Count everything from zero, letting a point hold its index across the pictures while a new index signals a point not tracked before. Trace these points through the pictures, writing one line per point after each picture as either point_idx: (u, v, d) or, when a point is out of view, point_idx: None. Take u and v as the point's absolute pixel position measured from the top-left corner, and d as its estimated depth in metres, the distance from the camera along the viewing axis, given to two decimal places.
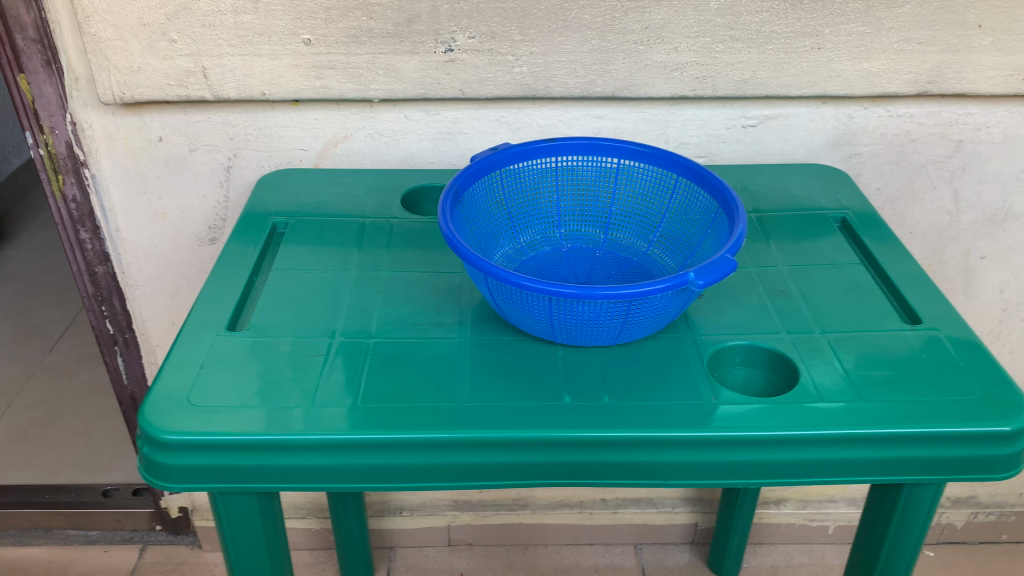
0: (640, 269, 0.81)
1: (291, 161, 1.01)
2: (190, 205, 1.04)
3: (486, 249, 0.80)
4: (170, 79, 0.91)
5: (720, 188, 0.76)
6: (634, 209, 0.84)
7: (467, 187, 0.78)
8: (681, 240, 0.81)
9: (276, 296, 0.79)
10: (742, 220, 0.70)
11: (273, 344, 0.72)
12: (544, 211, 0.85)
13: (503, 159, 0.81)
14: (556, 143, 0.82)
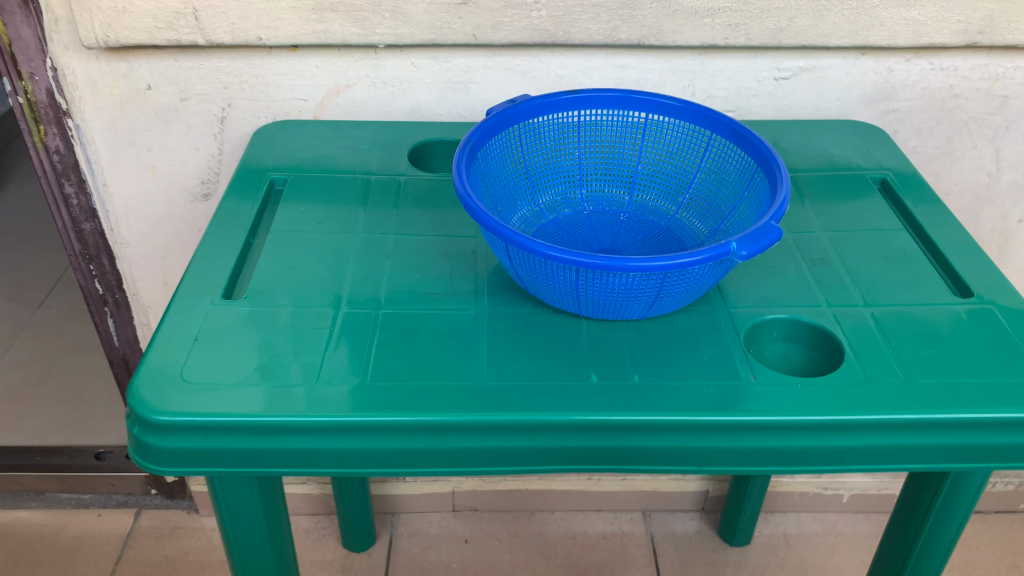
0: (669, 235, 0.75)
1: (289, 112, 0.95)
2: (181, 158, 0.98)
3: (504, 211, 0.74)
4: (158, 21, 0.84)
5: (759, 147, 0.70)
6: (663, 169, 0.78)
7: (484, 143, 0.72)
8: (714, 203, 0.75)
9: (276, 259, 0.74)
10: (786, 182, 0.65)
11: (273, 313, 0.67)
12: (566, 170, 0.79)
13: (522, 113, 0.75)
14: (580, 95, 0.76)
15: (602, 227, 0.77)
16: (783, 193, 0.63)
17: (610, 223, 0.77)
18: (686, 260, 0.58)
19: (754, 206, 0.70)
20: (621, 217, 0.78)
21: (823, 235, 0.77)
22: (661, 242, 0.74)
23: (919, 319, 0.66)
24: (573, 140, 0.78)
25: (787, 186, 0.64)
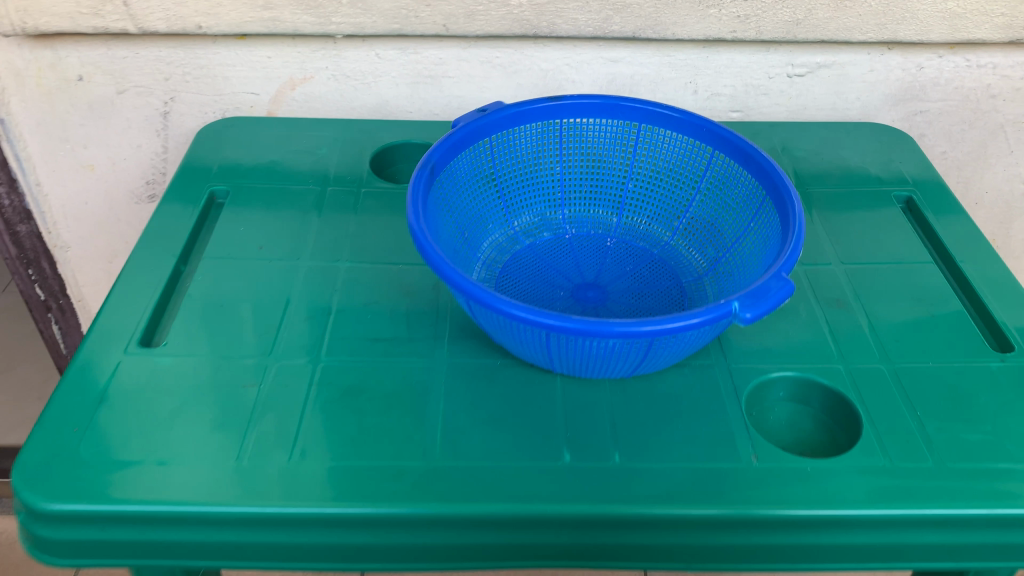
0: (661, 267, 0.66)
1: (240, 106, 0.84)
2: (121, 156, 0.88)
3: (473, 237, 0.65)
4: (82, 7, 0.73)
5: (768, 172, 0.59)
6: (656, 188, 0.68)
7: (448, 161, 0.62)
8: (714, 230, 0.65)
9: (207, 293, 0.63)
10: (799, 222, 0.54)
11: (197, 366, 0.57)
12: (546, 187, 0.70)
13: (494, 124, 0.64)
14: (562, 102, 0.65)
15: (585, 255, 0.67)
16: (795, 235, 0.53)
17: (595, 250, 0.68)
18: (678, 325, 0.48)
19: (760, 241, 0.60)
20: (607, 243, 0.69)
21: (839, 270, 0.67)
22: (652, 275, 0.65)
23: (948, 383, 0.57)
24: (554, 153, 0.68)
25: (800, 226, 0.54)
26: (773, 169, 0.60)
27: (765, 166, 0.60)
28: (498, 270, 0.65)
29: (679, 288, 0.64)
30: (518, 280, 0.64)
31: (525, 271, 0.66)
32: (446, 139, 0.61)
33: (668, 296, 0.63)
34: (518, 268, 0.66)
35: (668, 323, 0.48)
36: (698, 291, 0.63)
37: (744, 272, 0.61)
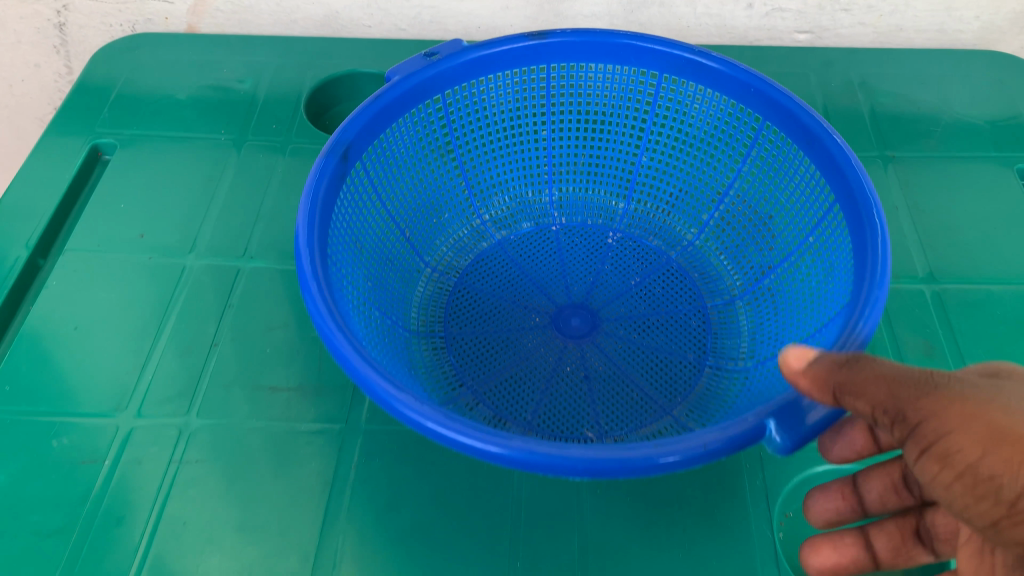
0: (677, 279, 0.50)
1: (150, 17, 0.65)
2: (17, 79, 0.69)
3: (421, 237, 0.49)
4: None
5: (839, 165, 0.39)
6: (677, 165, 0.51)
7: (377, 134, 0.43)
8: (753, 235, 0.48)
9: (59, 308, 0.47)
10: (881, 264, 0.34)
11: (26, 431, 0.41)
12: (529, 157, 0.52)
13: (447, 75, 0.45)
14: (547, 42, 0.45)
15: (575, 257, 0.51)
16: (877, 284, 0.33)
17: (590, 250, 0.52)
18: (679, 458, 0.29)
19: (819, 272, 0.41)
20: (608, 240, 0.52)
21: (926, 290, 0.48)
22: (664, 293, 0.49)
23: None
24: (540, 110, 0.50)
25: (884, 270, 0.34)
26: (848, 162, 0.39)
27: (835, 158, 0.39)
28: (455, 280, 0.50)
29: (698, 314, 0.48)
30: (480, 298, 0.49)
31: (492, 280, 0.50)
32: (369, 108, 0.42)
33: (682, 327, 0.47)
34: (483, 276, 0.51)
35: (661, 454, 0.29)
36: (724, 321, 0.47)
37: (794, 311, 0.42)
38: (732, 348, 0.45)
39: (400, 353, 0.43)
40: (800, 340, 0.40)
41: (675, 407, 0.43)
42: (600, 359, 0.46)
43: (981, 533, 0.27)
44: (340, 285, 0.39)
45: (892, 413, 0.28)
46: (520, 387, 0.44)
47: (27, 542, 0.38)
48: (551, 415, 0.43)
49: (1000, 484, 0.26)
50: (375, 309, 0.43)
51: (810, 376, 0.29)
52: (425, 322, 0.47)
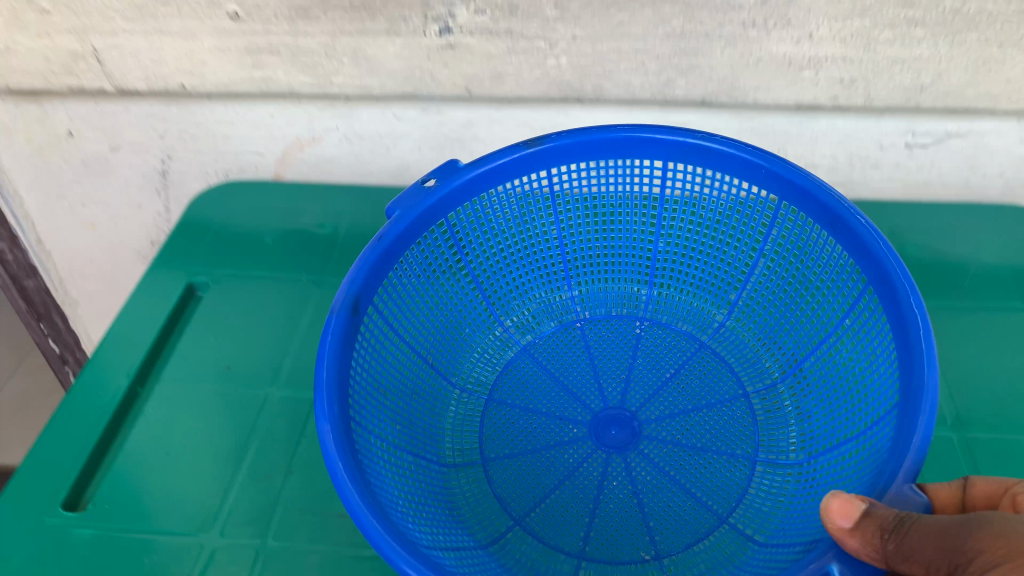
0: (713, 367, 0.54)
1: (243, 167, 0.73)
2: (122, 216, 0.79)
3: (440, 358, 0.54)
4: (53, 65, 0.64)
5: (871, 250, 0.44)
6: (694, 250, 0.57)
7: (380, 279, 0.48)
8: (785, 315, 0.53)
9: (158, 433, 0.52)
10: (927, 339, 0.39)
11: (122, 546, 0.46)
12: (542, 257, 0.58)
13: (449, 198, 0.50)
14: (542, 147, 0.50)
15: (609, 351, 0.56)
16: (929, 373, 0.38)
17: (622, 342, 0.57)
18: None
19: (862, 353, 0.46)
20: (636, 329, 0.57)
21: (957, 439, 0.50)
22: (703, 384, 0.54)
23: None
24: (545, 215, 0.55)
25: (931, 348, 0.38)
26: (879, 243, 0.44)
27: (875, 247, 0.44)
28: (484, 398, 0.54)
29: (739, 404, 0.52)
30: (515, 406, 0.54)
31: (527, 389, 0.55)
32: (368, 261, 0.47)
33: (727, 421, 0.52)
34: (524, 375, 0.55)
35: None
36: (770, 408, 0.52)
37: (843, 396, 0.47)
38: (777, 441, 0.50)
39: (439, 493, 0.47)
40: (852, 438, 0.45)
41: (728, 508, 0.47)
42: (648, 466, 0.50)
43: None
44: (367, 448, 0.43)
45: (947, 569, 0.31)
46: (573, 509, 0.48)
47: None
48: (614, 532, 0.47)
49: None
50: (405, 454, 0.47)
51: (859, 539, 0.32)
52: (460, 451, 0.51)
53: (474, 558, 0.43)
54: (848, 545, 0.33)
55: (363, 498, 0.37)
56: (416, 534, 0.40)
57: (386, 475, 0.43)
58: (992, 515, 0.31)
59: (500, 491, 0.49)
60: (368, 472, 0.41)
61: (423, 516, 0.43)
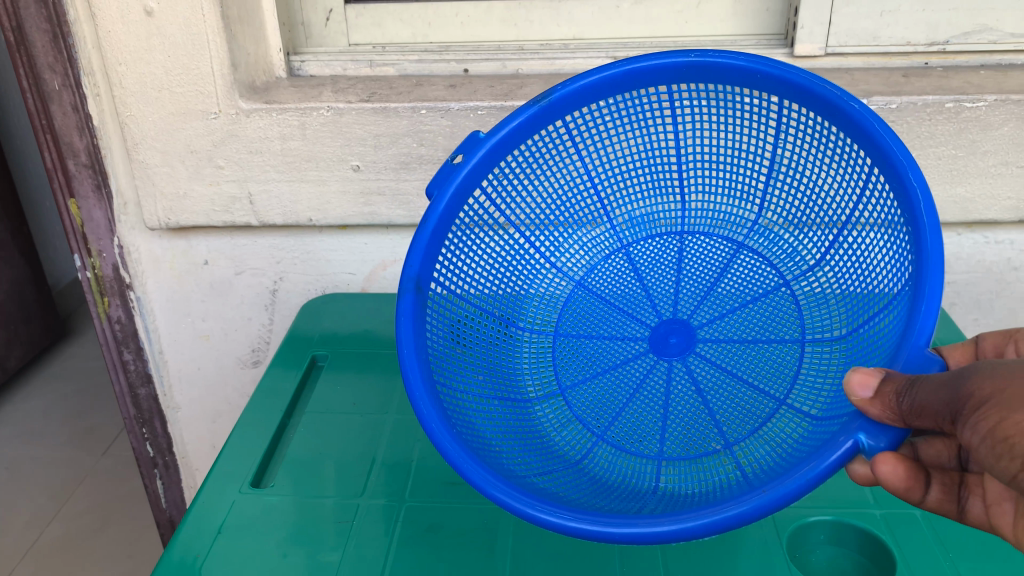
0: (757, 262, 0.78)
1: (337, 284, 0.97)
2: (233, 328, 1.01)
3: (508, 313, 0.77)
4: (215, 206, 0.89)
5: (871, 131, 0.59)
6: (715, 169, 0.76)
7: (436, 246, 0.65)
8: (798, 212, 0.73)
9: (307, 446, 0.72)
10: (937, 243, 0.54)
11: (298, 504, 0.65)
12: (582, 204, 0.78)
13: (480, 163, 0.66)
14: (550, 98, 0.65)
15: (651, 265, 0.81)
16: (934, 259, 0.54)
17: (673, 261, 0.81)
18: (786, 495, 0.51)
19: (869, 247, 0.66)
20: (681, 239, 0.80)
21: None
22: (750, 286, 0.78)
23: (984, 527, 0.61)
24: (574, 154, 0.74)
25: (936, 244, 0.54)
26: (873, 119, 0.59)
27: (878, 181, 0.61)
28: (550, 334, 0.79)
29: (782, 294, 0.76)
30: (593, 339, 0.79)
31: (597, 314, 0.80)
32: (423, 247, 0.64)
33: (778, 310, 0.76)
34: (589, 307, 0.80)
35: (768, 496, 0.51)
36: (807, 294, 0.74)
37: (860, 266, 0.68)
38: (819, 323, 0.72)
39: (533, 426, 0.71)
40: (875, 313, 0.63)
41: (783, 390, 0.70)
42: (712, 367, 0.76)
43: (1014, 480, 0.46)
44: (460, 411, 0.66)
45: (950, 418, 0.48)
46: (634, 411, 0.74)
47: (304, 558, 0.60)
48: (687, 429, 0.72)
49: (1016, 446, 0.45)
50: (489, 402, 0.70)
51: (883, 402, 0.51)
52: (540, 389, 0.75)
53: (565, 472, 0.66)
54: (872, 412, 0.52)
55: (439, 424, 0.58)
56: (512, 467, 0.63)
57: (486, 428, 0.67)
58: (978, 368, 0.48)
59: (590, 409, 0.74)
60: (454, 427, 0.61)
61: (518, 449, 0.67)
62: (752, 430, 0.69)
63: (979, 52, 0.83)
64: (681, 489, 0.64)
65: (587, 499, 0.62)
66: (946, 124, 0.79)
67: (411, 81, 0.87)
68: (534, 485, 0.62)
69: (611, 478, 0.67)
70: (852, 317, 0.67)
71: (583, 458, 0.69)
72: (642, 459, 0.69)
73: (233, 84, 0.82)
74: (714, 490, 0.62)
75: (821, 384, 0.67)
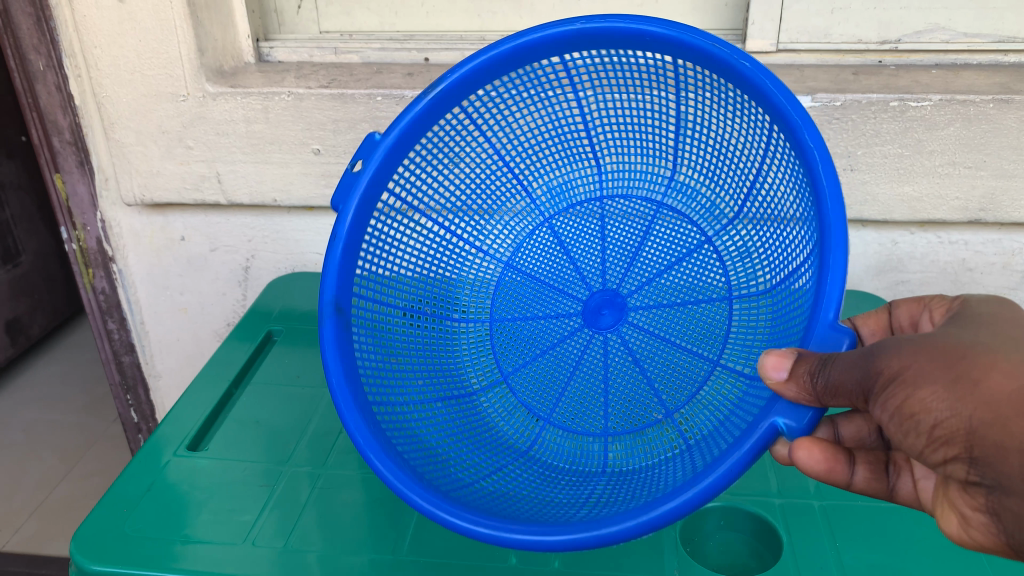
0: (676, 220, 0.80)
1: (307, 263, 1.02)
2: (209, 302, 1.06)
3: (439, 308, 0.79)
4: (187, 183, 0.93)
5: (768, 93, 0.57)
6: (625, 138, 0.77)
7: (350, 260, 0.66)
8: (714, 178, 0.74)
9: (244, 416, 0.76)
10: (837, 205, 0.53)
11: (227, 467, 0.69)
12: (499, 183, 0.80)
13: (381, 165, 0.66)
14: (440, 88, 0.65)
15: (581, 236, 0.83)
16: (835, 226, 0.52)
17: (597, 232, 0.83)
18: (712, 488, 0.50)
19: (779, 202, 0.65)
20: (600, 204, 0.82)
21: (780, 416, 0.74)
22: (675, 247, 0.80)
23: (876, 519, 0.62)
24: (486, 136, 0.75)
25: (834, 209, 0.53)
26: (767, 78, 0.57)
27: (776, 135, 0.61)
28: (487, 322, 0.81)
29: (705, 251, 0.78)
30: (531, 321, 0.82)
31: (531, 290, 0.83)
32: (336, 267, 0.64)
33: (702, 267, 0.78)
34: (523, 289, 0.83)
35: (698, 489, 0.50)
36: (725, 246, 0.76)
37: (776, 230, 0.68)
38: (737, 279, 0.74)
39: (478, 421, 0.73)
40: (794, 277, 0.63)
41: (716, 350, 0.73)
42: (645, 335, 0.80)
43: (922, 453, 0.46)
44: (402, 429, 0.66)
45: (864, 398, 0.47)
46: (585, 398, 0.77)
47: (226, 516, 0.64)
48: (628, 401, 0.75)
49: (919, 420, 0.45)
50: (431, 403, 0.72)
51: (798, 386, 0.49)
52: (483, 379, 0.78)
53: (515, 465, 0.69)
54: (787, 395, 0.50)
55: (360, 425, 0.59)
56: (460, 471, 0.66)
57: (425, 431, 0.69)
58: (886, 345, 0.47)
59: (534, 394, 0.77)
60: (391, 443, 0.63)
61: (466, 447, 0.69)
62: (690, 395, 0.72)
63: (932, 51, 0.83)
64: (628, 465, 0.68)
65: (536, 493, 0.65)
66: (891, 122, 0.79)
67: (372, 68, 0.91)
68: (482, 491, 0.64)
69: (558, 463, 0.70)
70: (774, 272, 0.68)
71: (530, 446, 0.72)
72: (589, 438, 0.73)
73: (200, 68, 0.86)
74: (658, 464, 0.65)
75: (750, 340, 0.69)
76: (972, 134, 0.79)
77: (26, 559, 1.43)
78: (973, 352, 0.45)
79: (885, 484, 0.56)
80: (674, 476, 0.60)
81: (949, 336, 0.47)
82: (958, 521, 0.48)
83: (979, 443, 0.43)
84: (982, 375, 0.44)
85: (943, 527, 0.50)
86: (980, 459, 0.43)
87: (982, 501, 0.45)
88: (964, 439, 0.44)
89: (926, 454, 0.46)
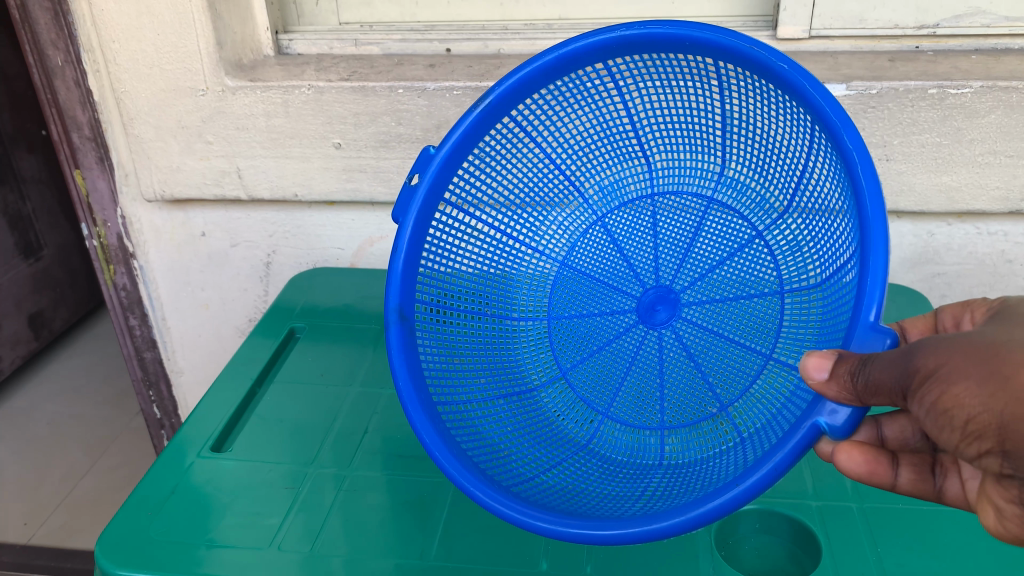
0: (729, 215, 0.76)
1: (328, 259, 1.01)
2: (231, 298, 1.05)
3: (498, 308, 0.77)
4: (206, 179, 0.92)
5: (805, 94, 0.54)
6: (675, 139, 0.74)
7: (411, 273, 0.66)
8: (761, 175, 0.71)
9: (265, 416, 0.75)
10: (877, 206, 0.50)
11: (252, 468, 0.68)
12: (548, 183, 0.77)
13: (437, 178, 0.66)
14: (489, 101, 0.64)
15: (633, 232, 0.80)
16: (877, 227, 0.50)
17: (650, 228, 0.80)
18: (757, 485, 0.49)
19: (822, 197, 0.63)
20: (652, 200, 0.79)
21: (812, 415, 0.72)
22: (726, 240, 0.77)
23: (918, 522, 0.60)
24: (537, 139, 0.73)
25: (874, 210, 0.50)
26: (806, 80, 0.54)
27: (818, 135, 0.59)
28: (543, 320, 0.79)
29: (757, 246, 0.75)
30: (586, 318, 0.80)
31: (589, 289, 0.81)
32: (398, 277, 0.64)
33: (754, 265, 0.75)
34: (577, 287, 0.80)
35: (742, 488, 0.49)
36: (778, 240, 0.72)
37: (821, 222, 0.64)
38: (791, 270, 0.71)
39: (540, 417, 0.72)
40: (840, 270, 0.60)
41: (769, 343, 0.70)
42: (701, 331, 0.77)
43: (957, 448, 0.44)
44: (468, 429, 0.66)
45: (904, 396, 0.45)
46: (644, 393, 0.75)
47: (250, 518, 0.63)
48: (683, 398, 0.74)
49: (953, 414, 0.43)
50: (491, 400, 0.71)
51: (838, 387, 0.48)
52: (544, 373, 0.76)
53: (572, 460, 0.68)
54: (828, 396, 0.48)
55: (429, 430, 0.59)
56: (519, 476, 0.64)
57: (487, 428, 0.68)
58: (925, 342, 0.45)
59: (591, 389, 0.76)
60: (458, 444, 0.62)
61: (531, 446, 0.68)
62: (744, 390, 0.70)
63: (971, 36, 0.80)
64: (685, 457, 0.67)
65: (593, 487, 0.64)
66: (929, 111, 0.77)
67: (393, 60, 0.89)
68: (547, 492, 0.62)
69: (617, 457, 0.69)
70: (820, 264, 0.65)
71: (589, 440, 0.71)
72: (645, 432, 0.72)
73: (219, 62, 0.84)
74: (712, 456, 0.64)
75: (801, 334, 0.67)
76: (1014, 121, 0.76)
77: (51, 552, 1.43)
78: (1007, 349, 0.42)
79: (931, 485, 0.54)
80: (723, 471, 0.59)
81: (987, 334, 0.45)
82: (994, 512, 0.46)
83: (1012, 437, 0.41)
84: (1015, 371, 0.41)
85: (981, 518, 0.48)
86: (1014, 453, 0.41)
87: (1016, 492, 0.43)
88: (997, 433, 0.41)
89: (960, 448, 0.44)
